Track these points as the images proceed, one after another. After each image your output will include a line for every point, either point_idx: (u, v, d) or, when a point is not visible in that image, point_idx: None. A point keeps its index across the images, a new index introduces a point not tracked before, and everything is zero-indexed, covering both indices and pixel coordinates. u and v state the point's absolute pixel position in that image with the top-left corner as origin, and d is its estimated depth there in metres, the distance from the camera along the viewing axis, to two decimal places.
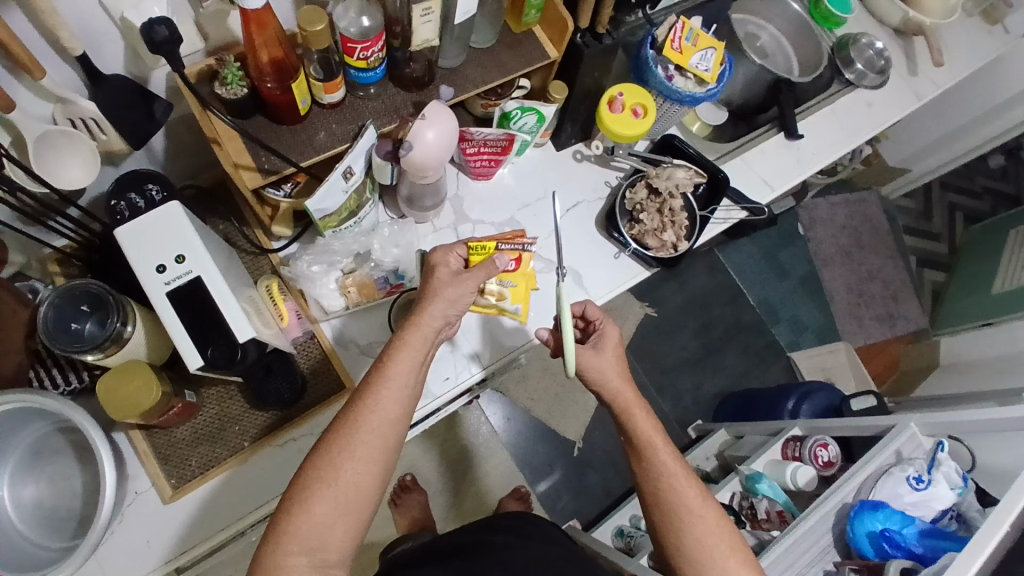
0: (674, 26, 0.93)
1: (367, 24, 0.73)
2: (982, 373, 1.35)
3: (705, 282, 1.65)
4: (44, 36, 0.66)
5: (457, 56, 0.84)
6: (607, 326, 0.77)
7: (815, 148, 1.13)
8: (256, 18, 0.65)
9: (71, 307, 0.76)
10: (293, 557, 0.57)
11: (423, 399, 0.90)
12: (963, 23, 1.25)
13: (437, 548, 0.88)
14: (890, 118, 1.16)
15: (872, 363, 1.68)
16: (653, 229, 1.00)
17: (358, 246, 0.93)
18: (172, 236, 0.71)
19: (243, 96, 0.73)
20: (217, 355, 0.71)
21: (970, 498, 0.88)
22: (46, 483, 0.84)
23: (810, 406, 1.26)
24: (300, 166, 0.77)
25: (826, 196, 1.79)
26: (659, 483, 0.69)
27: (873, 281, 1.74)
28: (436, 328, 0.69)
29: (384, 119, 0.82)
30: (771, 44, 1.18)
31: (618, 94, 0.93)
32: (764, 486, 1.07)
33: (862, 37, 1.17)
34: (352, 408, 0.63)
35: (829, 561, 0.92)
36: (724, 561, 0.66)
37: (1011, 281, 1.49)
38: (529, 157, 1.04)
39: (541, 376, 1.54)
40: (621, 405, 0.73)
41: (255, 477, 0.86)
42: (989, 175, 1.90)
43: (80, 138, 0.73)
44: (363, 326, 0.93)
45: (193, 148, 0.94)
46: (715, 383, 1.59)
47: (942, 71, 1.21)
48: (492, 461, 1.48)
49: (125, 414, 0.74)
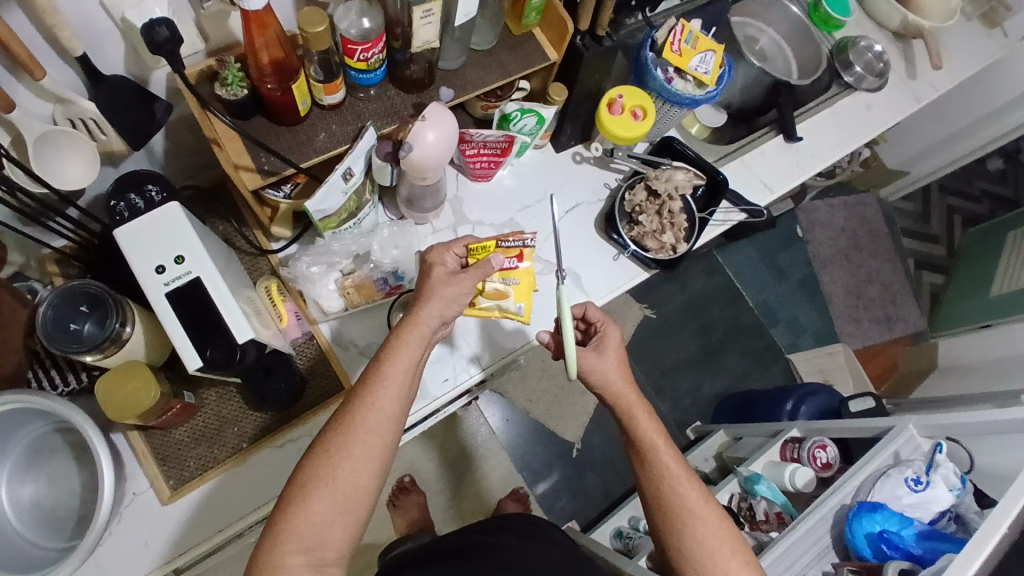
0: (674, 28, 0.93)
1: (368, 25, 0.73)
2: (981, 375, 1.36)
3: (704, 284, 1.65)
4: (44, 35, 0.66)
5: (457, 57, 0.84)
6: (608, 328, 0.78)
7: (814, 150, 1.13)
8: (256, 19, 0.65)
9: (71, 307, 0.76)
10: (291, 556, 0.57)
11: (422, 400, 0.90)
12: (963, 26, 1.26)
13: (437, 548, 0.88)
14: (889, 120, 1.16)
15: (870, 365, 1.68)
16: (653, 230, 1.00)
17: (358, 247, 0.92)
18: (171, 237, 0.71)
19: (243, 97, 0.73)
20: (215, 355, 0.70)
21: (969, 500, 0.89)
22: (44, 482, 0.84)
23: (809, 408, 1.26)
24: (300, 166, 0.77)
25: (825, 198, 1.79)
26: (660, 485, 0.69)
27: (872, 283, 1.74)
28: (434, 327, 0.69)
29: (384, 120, 0.82)
30: (770, 46, 1.19)
31: (618, 95, 0.93)
32: (764, 487, 1.07)
33: (862, 40, 1.17)
34: (351, 407, 0.63)
35: (829, 562, 0.92)
36: (724, 561, 0.66)
37: (1009, 283, 1.49)
38: (528, 158, 1.05)
39: (541, 377, 1.54)
40: (622, 406, 0.73)
41: (254, 477, 0.86)
42: (988, 178, 1.91)
43: (80, 138, 0.73)
44: (363, 327, 0.93)
45: (193, 148, 0.94)
46: (714, 385, 1.60)
47: (941, 74, 1.22)
48: (491, 462, 1.48)
49: (124, 416, 0.74)
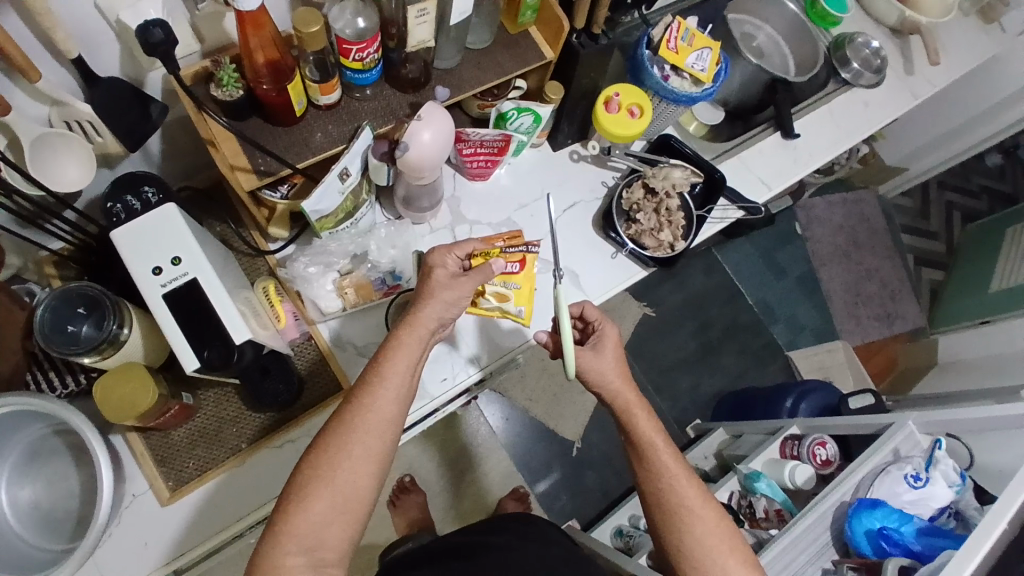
0: (670, 26, 0.93)
1: (363, 25, 0.73)
2: (982, 372, 1.35)
3: (703, 281, 1.65)
4: (40, 38, 0.66)
5: (453, 57, 0.84)
6: (606, 326, 0.78)
7: (812, 148, 1.13)
8: (251, 19, 0.65)
9: (66, 309, 0.76)
10: (292, 557, 0.58)
11: (421, 400, 0.90)
12: (960, 22, 1.26)
13: (436, 548, 0.88)
14: (886, 117, 1.16)
15: (870, 361, 1.68)
16: (650, 228, 1.00)
17: (355, 247, 0.93)
18: (168, 237, 0.71)
19: (239, 98, 0.73)
20: (212, 356, 0.70)
21: (968, 497, 0.88)
22: (43, 485, 0.84)
23: (809, 405, 1.26)
24: (297, 167, 0.77)
25: (824, 195, 1.79)
26: (659, 483, 0.69)
27: (870, 279, 1.74)
28: (432, 329, 0.69)
29: (381, 120, 0.82)
30: (768, 44, 1.18)
31: (615, 93, 0.93)
32: (763, 484, 1.07)
33: (859, 37, 1.17)
34: (351, 408, 0.63)
35: (829, 559, 0.91)
36: (724, 560, 0.66)
37: (1009, 279, 1.49)
38: (526, 156, 1.04)
39: (540, 377, 1.54)
40: (620, 405, 0.74)
41: (252, 478, 0.86)
42: (987, 175, 1.90)
43: (77, 141, 0.73)
44: (361, 327, 0.93)
45: (190, 149, 0.94)
46: (714, 383, 1.60)
47: (939, 70, 1.22)
48: (490, 463, 1.47)
49: (123, 417, 0.74)
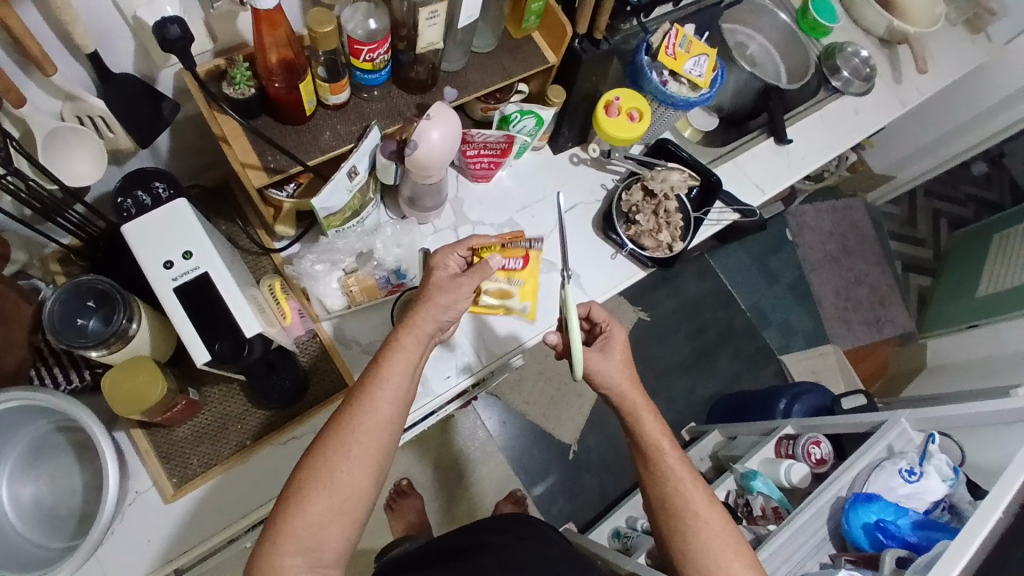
0: (668, 32, 0.95)
1: (374, 26, 0.75)
2: (973, 374, 1.38)
3: (697, 287, 1.68)
4: (56, 31, 0.67)
5: (460, 60, 0.86)
6: (614, 329, 0.78)
7: (804, 153, 1.16)
8: (267, 18, 0.67)
9: (77, 302, 0.77)
10: (290, 557, 0.58)
11: (423, 397, 0.92)
12: (948, 32, 1.30)
13: (439, 548, 0.89)
14: (876, 124, 1.20)
15: (860, 365, 1.71)
16: (650, 229, 1.02)
17: (361, 246, 0.94)
18: (178, 232, 0.71)
19: (251, 96, 0.75)
20: (223, 349, 0.71)
21: (962, 491, 0.90)
22: (45, 481, 0.84)
23: (802, 407, 1.28)
24: (306, 164, 0.79)
25: (814, 202, 1.83)
26: (665, 486, 0.71)
27: (860, 285, 1.77)
28: (430, 331, 0.70)
29: (388, 120, 0.84)
30: (760, 53, 1.21)
31: (615, 98, 0.96)
32: (759, 483, 1.08)
33: (849, 46, 1.21)
34: (348, 408, 0.64)
35: (824, 554, 0.94)
36: (725, 563, 0.67)
37: (996, 284, 1.52)
38: (527, 159, 1.06)
39: (536, 380, 1.55)
40: (627, 406, 0.75)
41: (255, 476, 0.86)
42: (973, 182, 1.94)
43: (89, 135, 0.74)
44: (365, 325, 0.95)
45: (196, 149, 0.94)
46: (708, 387, 1.62)
47: (927, 78, 1.26)
48: (487, 466, 1.48)
49: (130, 410, 0.74)
